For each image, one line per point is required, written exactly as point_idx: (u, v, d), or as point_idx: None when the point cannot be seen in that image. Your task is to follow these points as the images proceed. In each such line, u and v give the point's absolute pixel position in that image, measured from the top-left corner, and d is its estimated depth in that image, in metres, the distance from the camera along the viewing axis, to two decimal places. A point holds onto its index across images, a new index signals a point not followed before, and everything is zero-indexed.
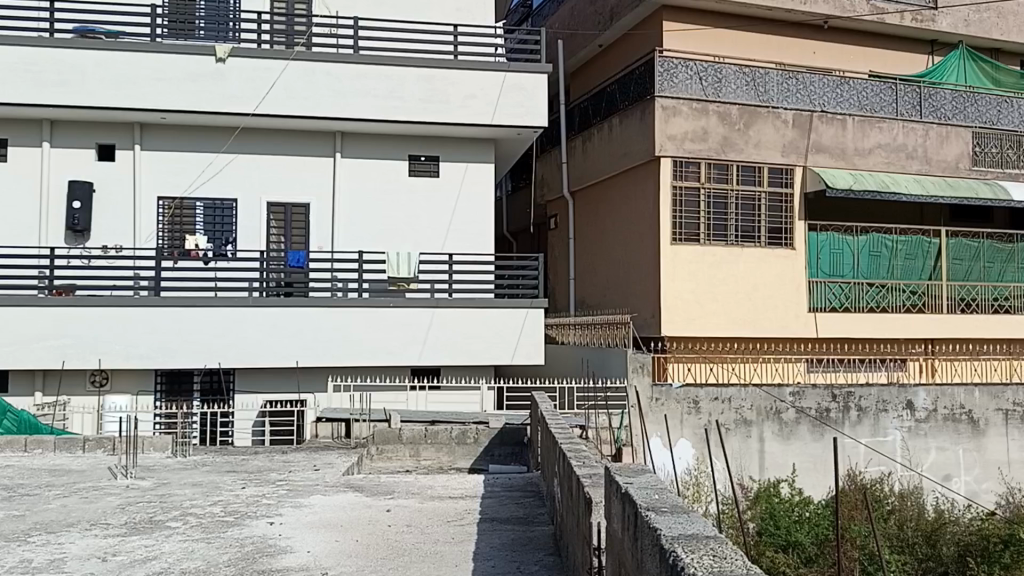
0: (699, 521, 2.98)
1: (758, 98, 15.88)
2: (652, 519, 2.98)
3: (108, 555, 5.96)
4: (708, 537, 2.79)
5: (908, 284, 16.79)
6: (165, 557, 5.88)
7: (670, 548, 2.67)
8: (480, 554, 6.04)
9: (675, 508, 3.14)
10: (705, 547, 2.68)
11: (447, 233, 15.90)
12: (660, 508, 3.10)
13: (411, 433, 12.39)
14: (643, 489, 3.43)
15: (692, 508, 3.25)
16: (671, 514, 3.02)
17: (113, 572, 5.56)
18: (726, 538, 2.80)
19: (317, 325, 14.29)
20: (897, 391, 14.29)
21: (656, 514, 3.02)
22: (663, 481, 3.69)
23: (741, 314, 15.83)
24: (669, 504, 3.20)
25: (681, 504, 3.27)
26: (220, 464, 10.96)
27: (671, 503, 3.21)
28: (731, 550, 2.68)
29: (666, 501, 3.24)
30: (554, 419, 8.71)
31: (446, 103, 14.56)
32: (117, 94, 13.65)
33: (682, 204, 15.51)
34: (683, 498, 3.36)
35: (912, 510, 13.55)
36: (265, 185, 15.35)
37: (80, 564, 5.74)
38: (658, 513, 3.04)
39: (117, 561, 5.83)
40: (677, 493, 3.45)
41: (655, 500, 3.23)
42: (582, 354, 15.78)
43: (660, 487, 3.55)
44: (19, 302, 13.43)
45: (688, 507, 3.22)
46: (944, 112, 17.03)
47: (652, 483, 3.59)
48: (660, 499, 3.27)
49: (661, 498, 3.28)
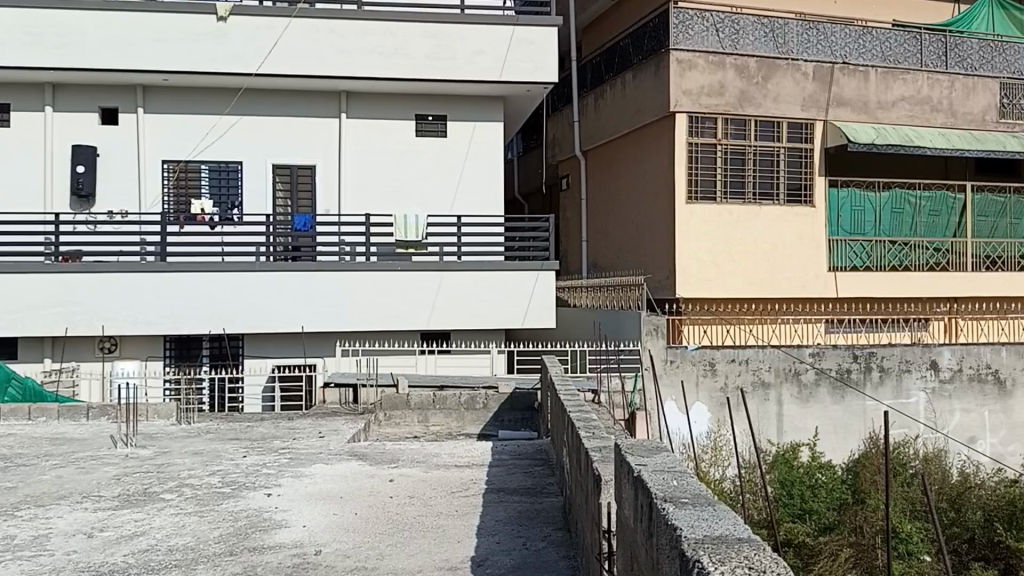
0: (729, 518, 2.61)
1: (778, 50, 15.41)
2: (671, 515, 2.61)
3: (96, 531, 5.66)
4: (741, 542, 2.43)
5: (932, 242, 16.39)
6: (154, 533, 5.58)
7: (694, 557, 2.31)
8: (486, 528, 5.73)
9: (699, 499, 2.76)
10: (737, 555, 2.32)
11: (455, 194, 15.53)
12: (681, 500, 2.73)
13: (419, 398, 12.10)
14: (657, 472, 3.04)
15: (717, 498, 2.87)
16: (693, 508, 2.65)
17: (98, 549, 5.26)
18: (763, 541, 2.44)
19: (326, 288, 14.00)
20: (920, 351, 13.91)
21: (675, 509, 2.64)
22: (682, 462, 3.30)
23: (759, 274, 15.47)
24: (691, 492, 2.82)
25: (706, 492, 2.89)
26: (224, 432, 10.69)
27: (693, 491, 2.83)
28: (769, 560, 2.32)
29: (686, 489, 2.86)
30: (567, 384, 8.39)
31: (455, 60, 14.16)
32: (116, 54, 13.28)
33: (698, 161, 15.11)
34: (708, 486, 2.97)
35: (936, 474, 13.25)
36: (269, 147, 14.98)
37: (64, 541, 5.44)
38: (677, 507, 2.66)
39: (104, 537, 5.53)
40: (698, 477, 3.06)
41: (674, 490, 2.85)
42: (594, 317, 15.47)
43: (677, 468, 3.16)
44: (22, 269, 13.14)
45: (714, 497, 2.84)
46: (971, 63, 16.51)
47: (668, 465, 3.19)
48: (679, 487, 2.89)
49: (682, 485, 2.89)
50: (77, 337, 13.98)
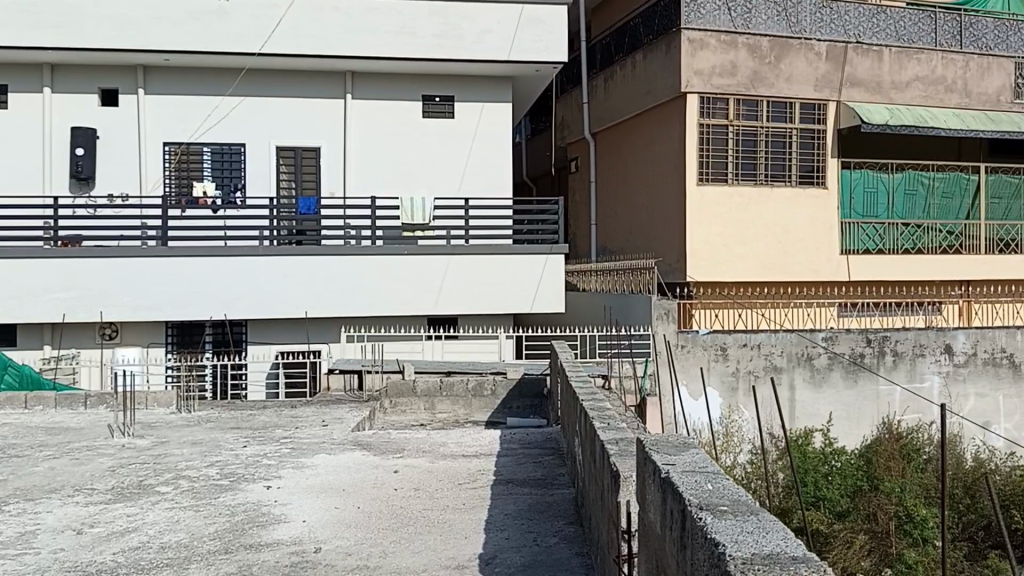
0: (777, 531, 2.29)
1: (791, 29, 15.03)
2: (711, 527, 2.29)
3: (85, 528, 5.38)
4: (796, 562, 2.11)
5: (944, 224, 16.07)
6: (146, 529, 5.30)
7: None
8: (494, 522, 5.45)
9: (739, 508, 2.44)
10: None
11: (463, 176, 15.24)
12: (720, 509, 2.41)
13: (425, 384, 11.79)
14: (689, 474, 2.73)
15: (759, 505, 2.55)
16: (736, 520, 2.33)
17: (87, 548, 4.97)
18: (822, 561, 2.12)
19: (330, 272, 13.71)
20: (935, 335, 13.60)
21: (715, 519, 2.33)
22: (714, 460, 2.99)
23: (770, 258, 15.17)
24: (731, 500, 2.50)
25: (748, 498, 2.57)
26: (225, 420, 10.41)
27: (732, 499, 2.51)
28: None
29: (724, 496, 2.54)
30: (577, 370, 8.10)
31: (461, 40, 13.86)
32: (114, 33, 12.98)
33: (709, 142, 14.77)
34: (747, 490, 2.66)
35: (950, 460, 12.97)
36: (271, 128, 14.68)
37: (51, 538, 5.15)
38: (717, 517, 2.35)
39: (94, 534, 5.25)
40: (734, 479, 2.75)
41: (710, 496, 2.54)
42: (604, 301, 15.17)
43: (709, 469, 2.85)
44: (21, 255, 12.85)
45: (757, 505, 2.53)
46: (986, 42, 16.17)
47: (698, 465, 2.88)
48: (715, 492, 2.58)
49: (719, 490, 2.57)
50: (77, 324, 13.71)
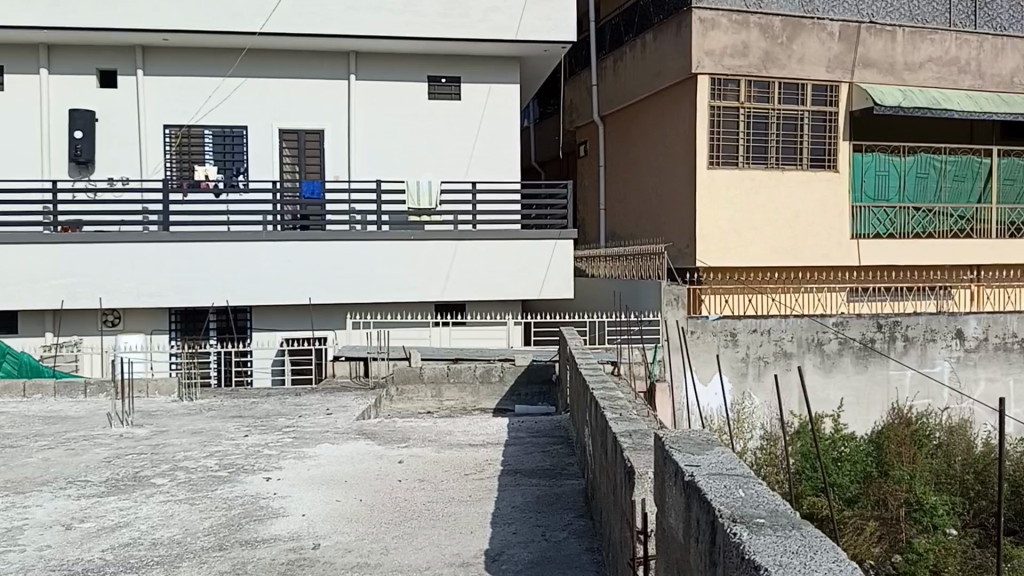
0: (823, 549, 2.06)
1: (803, 8, 14.73)
2: (749, 545, 2.05)
3: (75, 523, 5.17)
4: None
5: (956, 208, 15.77)
6: (138, 523, 5.09)
7: None
8: (501, 516, 5.23)
9: (778, 520, 2.21)
10: None
11: (470, 160, 15.02)
12: (757, 522, 2.18)
13: (432, 371, 11.58)
14: (715, 479, 2.49)
15: (798, 516, 2.32)
16: (776, 536, 2.09)
17: (74, 544, 4.76)
18: None
19: (335, 258, 13.49)
20: (946, 320, 13.33)
21: (752, 535, 2.09)
22: (741, 461, 2.75)
23: (780, 243, 14.91)
24: (768, 511, 2.26)
25: (785, 508, 2.34)
26: (227, 409, 10.21)
27: (769, 510, 2.27)
28: None
29: (760, 506, 2.30)
30: (586, 357, 7.86)
31: (467, 18, 13.62)
32: (113, 15, 12.76)
33: (720, 125, 14.48)
34: (782, 498, 2.43)
35: (961, 445, 12.75)
36: (275, 110, 14.46)
37: (38, 534, 4.94)
38: (753, 532, 2.12)
39: (83, 529, 5.04)
40: (767, 484, 2.51)
41: (742, 505, 2.30)
42: (613, 287, 14.93)
43: (737, 471, 2.62)
44: (20, 240, 12.64)
45: (798, 518, 2.29)
46: (1000, 22, 15.84)
47: (726, 467, 2.64)
48: (749, 500, 2.35)
49: (753, 499, 2.34)
50: (79, 310, 13.53)
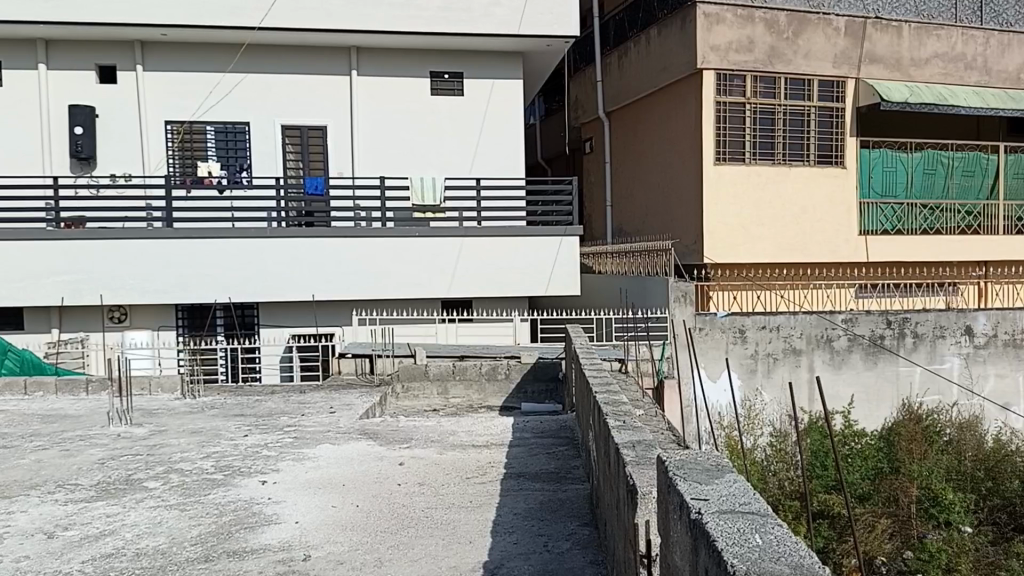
0: None
1: (808, 3, 14.59)
2: None
3: (58, 532, 5.11)
4: None
5: (963, 204, 15.58)
6: (124, 532, 5.03)
7: None
8: (501, 524, 5.13)
9: None
10: None
11: (474, 156, 14.93)
12: None
13: (438, 369, 11.51)
14: (725, 522, 2.16)
15: (825, 567, 1.95)
16: None
17: (55, 554, 4.68)
18: None
19: (341, 254, 13.40)
20: (955, 316, 13.19)
21: None
22: (756, 495, 2.41)
23: (787, 239, 14.80)
24: (790, 566, 1.91)
25: (812, 560, 1.98)
26: (229, 407, 10.14)
27: (792, 565, 1.92)
28: None
29: (780, 559, 1.94)
30: (591, 357, 7.76)
31: (469, 12, 13.57)
32: (111, 12, 12.67)
33: (726, 121, 14.36)
34: (807, 544, 2.07)
35: (972, 441, 12.61)
36: (279, 106, 14.39)
37: (18, 544, 4.85)
38: None
39: (66, 538, 4.96)
40: (788, 528, 2.17)
41: (759, 559, 1.94)
42: (619, 284, 14.85)
43: (751, 510, 2.28)
44: (21, 236, 12.55)
45: (825, 571, 1.93)
46: (1006, 18, 15.72)
47: (738, 504, 2.31)
48: (767, 551, 1.99)
49: (773, 551, 1.98)
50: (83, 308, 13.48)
